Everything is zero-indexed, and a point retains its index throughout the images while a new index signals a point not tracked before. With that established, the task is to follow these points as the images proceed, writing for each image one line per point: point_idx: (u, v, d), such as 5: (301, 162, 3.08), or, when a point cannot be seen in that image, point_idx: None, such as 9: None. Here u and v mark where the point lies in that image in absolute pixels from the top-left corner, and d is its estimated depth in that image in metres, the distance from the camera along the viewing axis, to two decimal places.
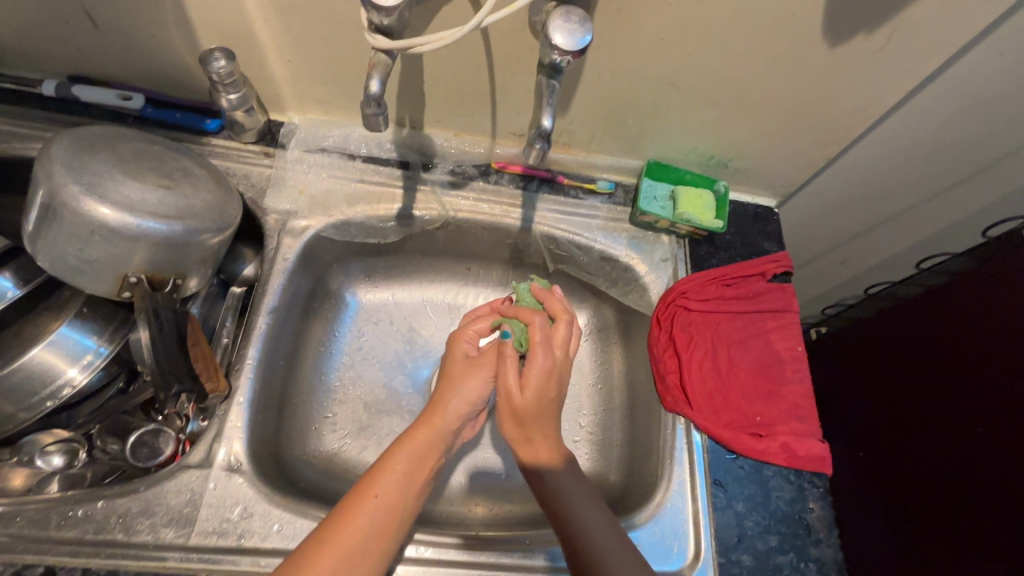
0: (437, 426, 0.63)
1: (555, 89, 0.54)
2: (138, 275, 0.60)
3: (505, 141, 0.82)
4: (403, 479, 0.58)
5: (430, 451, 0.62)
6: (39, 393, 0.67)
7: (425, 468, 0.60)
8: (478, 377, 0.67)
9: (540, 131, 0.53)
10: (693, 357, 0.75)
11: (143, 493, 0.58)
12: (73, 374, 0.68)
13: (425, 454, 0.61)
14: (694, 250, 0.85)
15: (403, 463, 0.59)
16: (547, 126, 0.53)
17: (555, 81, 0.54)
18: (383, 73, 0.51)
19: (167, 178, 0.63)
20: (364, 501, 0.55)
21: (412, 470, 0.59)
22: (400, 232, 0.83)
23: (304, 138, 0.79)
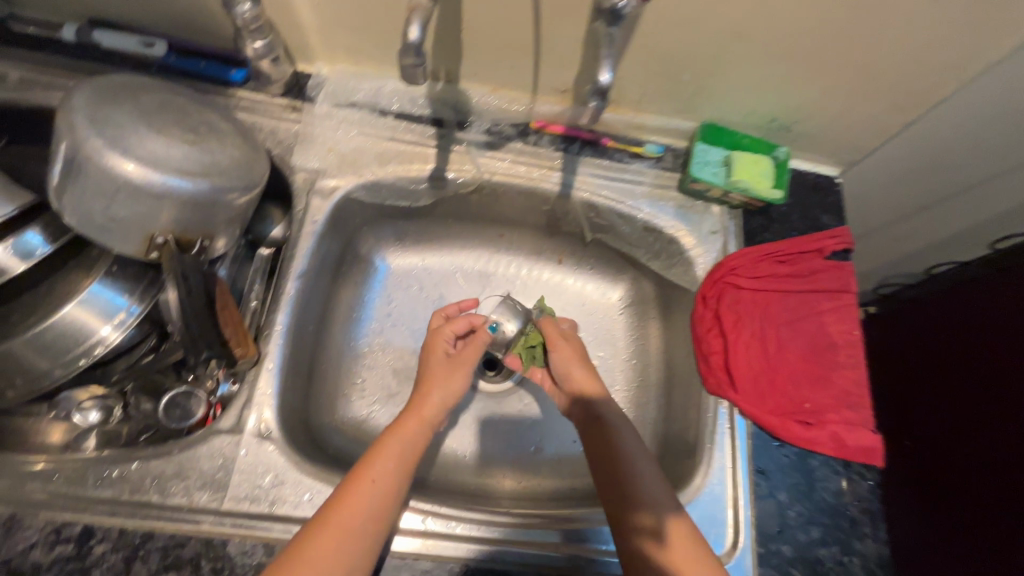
0: (427, 417, 0.63)
1: (615, 38, 0.47)
2: (165, 235, 0.58)
3: (547, 98, 0.75)
4: (392, 466, 0.57)
5: (417, 439, 0.61)
6: (74, 350, 0.66)
7: (414, 456, 0.59)
8: (457, 375, 0.67)
9: (597, 88, 0.48)
10: (740, 338, 0.71)
11: (177, 456, 0.58)
12: (106, 332, 0.67)
13: (413, 444, 0.60)
14: (747, 222, 0.78)
15: (392, 450, 0.58)
16: (604, 82, 0.48)
17: (616, 28, 0.47)
18: (424, 16, 0.45)
19: (192, 132, 0.59)
20: (359, 488, 0.54)
21: (402, 455, 0.58)
22: (432, 194, 0.79)
23: (333, 91, 0.75)
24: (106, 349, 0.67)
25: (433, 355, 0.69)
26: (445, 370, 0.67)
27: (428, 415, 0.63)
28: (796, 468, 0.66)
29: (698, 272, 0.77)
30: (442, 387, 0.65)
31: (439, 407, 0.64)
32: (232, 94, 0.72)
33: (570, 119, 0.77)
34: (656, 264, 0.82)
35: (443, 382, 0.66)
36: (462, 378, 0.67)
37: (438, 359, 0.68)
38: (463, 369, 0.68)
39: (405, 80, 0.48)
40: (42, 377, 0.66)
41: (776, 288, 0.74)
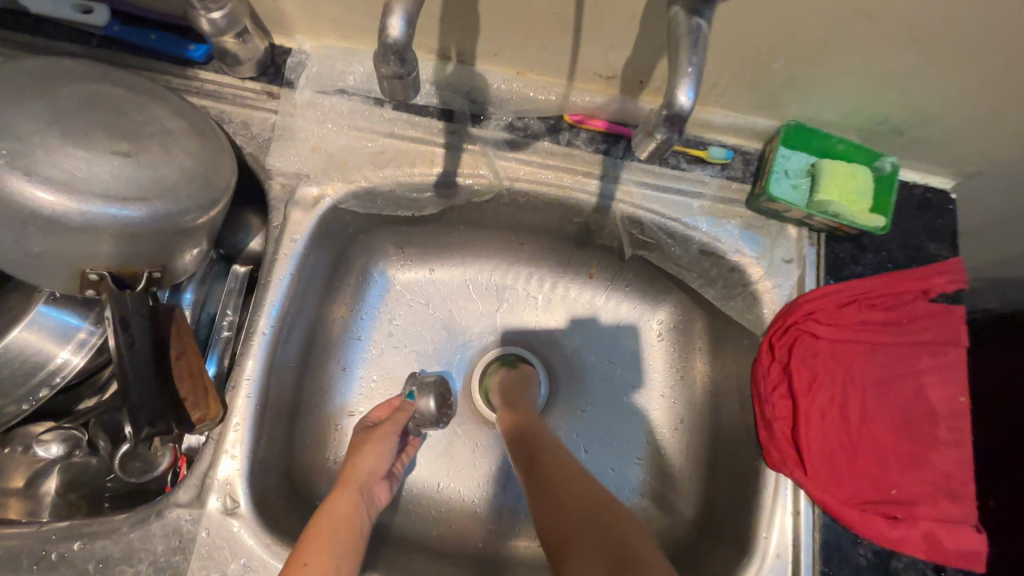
0: (351, 480, 0.56)
1: (701, 35, 0.36)
2: (100, 270, 0.46)
3: (585, 85, 0.59)
4: (327, 541, 0.50)
5: (348, 512, 0.53)
6: (31, 380, 0.56)
7: (348, 531, 0.52)
8: (374, 447, 0.58)
9: (670, 112, 0.36)
10: (813, 403, 0.58)
11: (127, 535, 0.49)
12: (68, 356, 0.57)
13: (343, 518, 0.52)
14: (831, 249, 0.63)
15: (328, 526, 0.51)
16: (682, 104, 0.36)
17: (702, 22, 0.36)
18: (410, 4, 0.34)
19: (128, 136, 0.46)
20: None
21: (336, 530, 0.51)
22: (439, 203, 0.64)
23: (318, 72, 0.60)
24: (69, 375, 0.57)
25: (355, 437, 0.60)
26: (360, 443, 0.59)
27: (352, 481, 0.56)
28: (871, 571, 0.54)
29: (764, 312, 0.62)
30: (358, 465, 0.57)
31: (366, 472, 0.57)
32: (193, 75, 0.58)
33: (614, 112, 0.61)
34: (713, 295, 0.66)
35: (359, 458, 0.57)
36: (379, 452, 0.58)
37: (360, 437, 0.59)
38: (382, 440, 0.58)
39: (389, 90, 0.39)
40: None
41: (864, 339, 0.59)
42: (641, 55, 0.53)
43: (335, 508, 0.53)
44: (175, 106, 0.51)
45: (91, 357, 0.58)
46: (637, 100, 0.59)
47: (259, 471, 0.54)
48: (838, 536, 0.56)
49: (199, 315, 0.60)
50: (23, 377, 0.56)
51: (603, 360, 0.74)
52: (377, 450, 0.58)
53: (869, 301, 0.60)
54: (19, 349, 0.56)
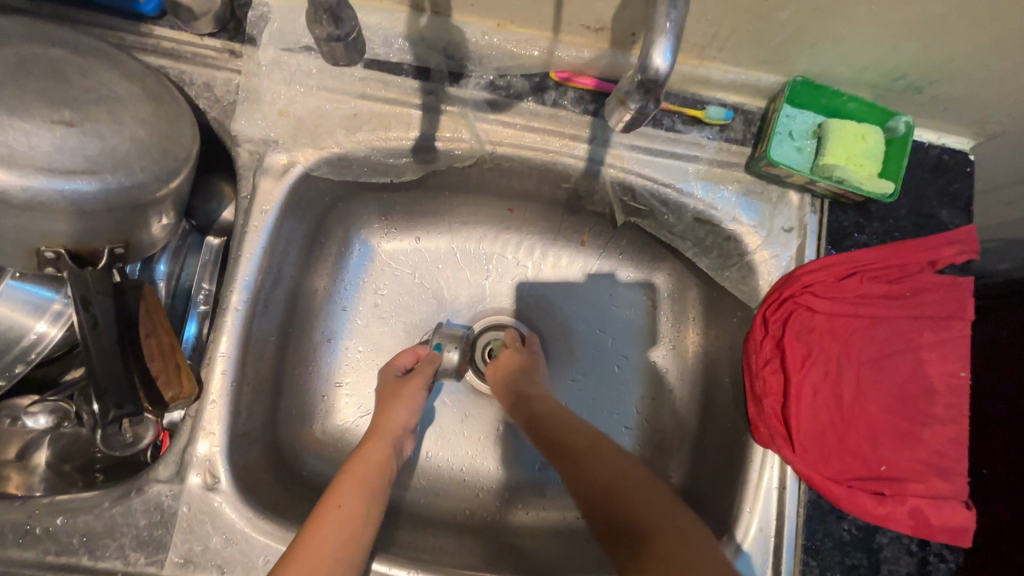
0: (384, 432, 0.57)
1: None
2: (56, 248, 0.44)
3: (573, 38, 0.54)
4: (364, 486, 0.52)
5: (380, 461, 0.55)
6: (8, 354, 0.55)
7: (381, 479, 0.53)
8: (405, 402, 0.59)
9: (646, 84, 0.33)
10: (806, 379, 0.56)
11: (109, 510, 0.49)
12: (43, 328, 0.55)
13: (372, 469, 0.53)
14: (834, 217, 0.59)
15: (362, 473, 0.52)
16: (658, 71, 0.33)
17: None
18: None
19: (72, 104, 0.42)
20: (333, 517, 0.48)
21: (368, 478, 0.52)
22: (419, 169, 0.60)
23: (280, 28, 0.55)
24: (46, 348, 0.55)
25: (385, 382, 0.62)
26: (387, 397, 0.60)
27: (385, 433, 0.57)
28: (855, 547, 0.54)
29: (759, 283, 0.59)
30: (390, 419, 0.58)
31: (397, 427, 0.58)
32: (148, 33, 0.54)
33: (604, 68, 0.56)
34: (707, 265, 0.63)
35: (391, 413, 0.59)
36: (409, 407, 0.59)
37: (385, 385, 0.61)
38: (413, 396, 0.60)
39: (328, 55, 0.41)
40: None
41: (864, 313, 0.56)
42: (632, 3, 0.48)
43: (365, 456, 0.54)
44: (126, 68, 0.47)
45: (68, 328, 0.56)
46: (629, 54, 0.54)
47: (239, 446, 0.53)
48: (823, 511, 0.55)
49: (174, 288, 0.59)
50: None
51: (594, 330, 0.73)
52: (405, 403, 0.59)
53: (872, 273, 0.57)
54: None
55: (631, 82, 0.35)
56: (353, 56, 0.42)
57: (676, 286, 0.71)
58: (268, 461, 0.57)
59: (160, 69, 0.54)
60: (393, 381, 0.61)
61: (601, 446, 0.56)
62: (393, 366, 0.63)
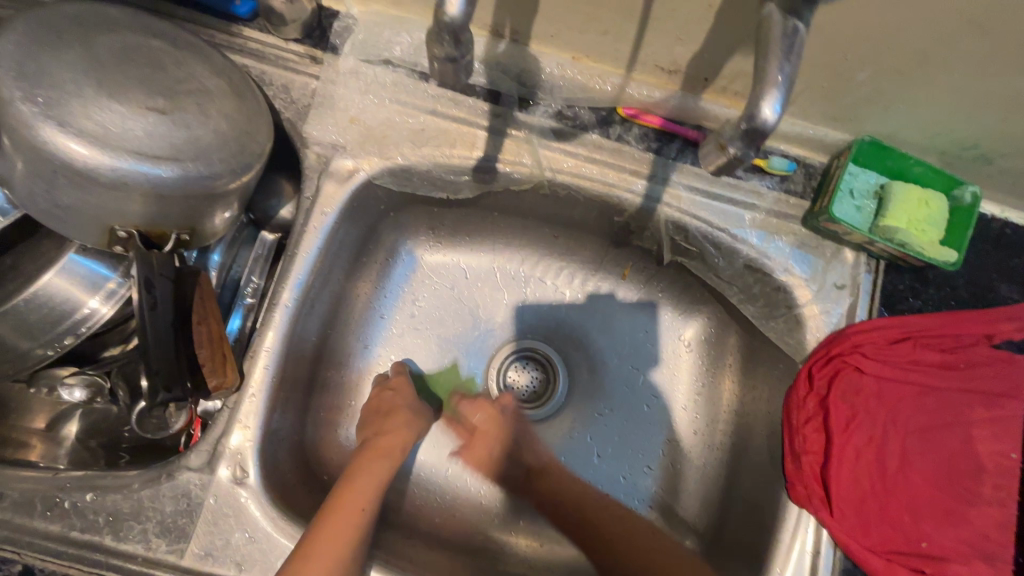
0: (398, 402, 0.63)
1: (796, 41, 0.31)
2: (129, 229, 0.45)
3: (646, 78, 0.55)
4: (372, 486, 0.55)
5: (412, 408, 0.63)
6: (58, 327, 0.56)
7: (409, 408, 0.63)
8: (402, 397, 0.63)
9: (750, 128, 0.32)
10: (850, 443, 0.54)
11: (137, 492, 0.49)
12: (95, 305, 0.56)
13: (377, 476, 0.56)
14: (889, 280, 0.58)
15: (367, 475, 0.55)
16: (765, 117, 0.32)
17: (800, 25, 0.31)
18: None
19: (165, 93, 0.44)
20: (341, 512, 0.51)
21: (374, 480, 0.56)
22: (477, 188, 0.61)
23: (363, 40, 0.57)
24: (95, 324, 0.56)
25: (401, 396, 0.63)
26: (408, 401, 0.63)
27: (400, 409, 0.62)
28: None
29: (807, 338, 0.58)
30: (398, 404, 0.62)
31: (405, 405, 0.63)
32: (238, 33, 0.57)
33: (672, 109, 0.57)
34: (753, 313, 0.63)
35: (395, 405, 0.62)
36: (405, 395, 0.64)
37: (386, 402, 0.62)
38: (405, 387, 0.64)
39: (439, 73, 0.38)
40: (21, 356, 0.55)
41: (914, 380, 0.55)
42: (710, 50, 0.49)
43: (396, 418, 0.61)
44: (215, 63, 0.49)
45: (118, 306, 0.57)
46: (698, 98, 0.55)
47: (270, 442, 0.53)
48: None
49: (224, 278, 0.60)
50: (52, 324, 0.55)
51: (628, 365, 0.73)
52: (416, 407, 0.63)
53: (924, 340, 0.55)
54: (48, 297, 0.56)
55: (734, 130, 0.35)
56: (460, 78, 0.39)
57: (712, 332, 0.71)
58: (293, 461, 0.57)
59: (245, 68, 0.56)
60: (405, 399, 0.63)
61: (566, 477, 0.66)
62: (391, 386, 0.64)
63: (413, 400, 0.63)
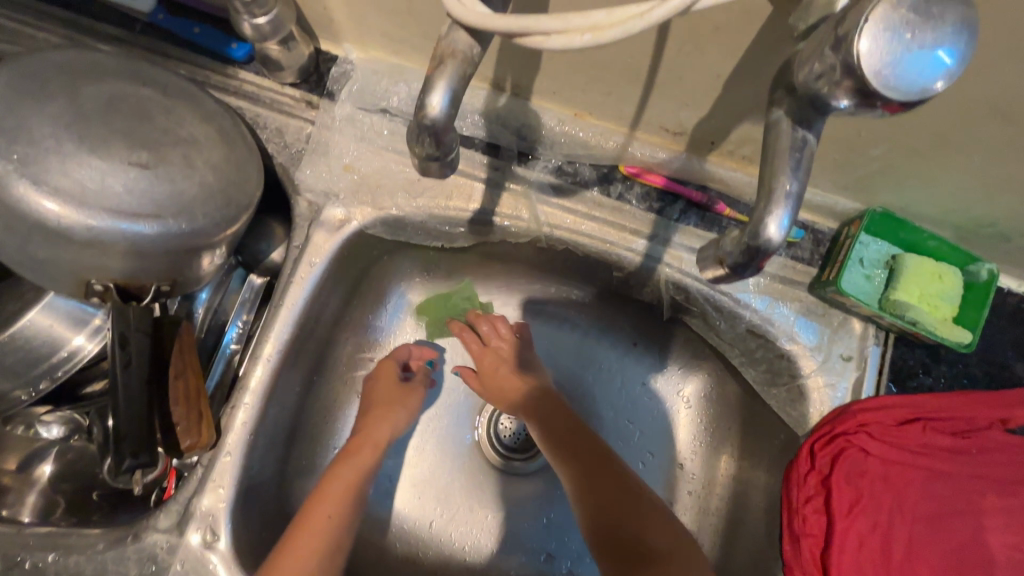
0: (383, 387, 0.63)
1: (806, 151, 0.29)
2: (105, 282, 0.44)
3: (649, 136, 0.54)
4: (345, 493, 0.54)
5: (392, 393, 0.63)
6: (39, 367, 0.54)
7: (393, 393, 0.63)
8: (386, 381, 0.63)
9: (758, 245, 0.29)
10: (853, 529, 0.51)
11: (103, 554, 0.47)
12: (80, 343, 0.55)
13: (344, 482, 0.55)
14: (899, 353, 0.55)
15: (337, 479, 0.55)
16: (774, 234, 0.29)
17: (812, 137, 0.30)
18: (456, 81, 0.31)
19: (149, 147, 0.43)
20: (307, 529, 0.50)
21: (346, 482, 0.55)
22: (472, 238, 0.60)
23: (360, 88, 0.55)
24: (77, 364, 0.54)
25: (384, 380, 0.63)
26: (392, 385, 0.63)
27: (381, 399, 0.62)
28: None
29: (809, 410, 0.56)
30: (378, 391, 0.63)
31: (388, 386, 0.63)
32: (233, 74, 0.55)
33: (676, 169, 0.55)
34: (755, 376, 0.61)
35: (377, 390, 0.63)
36: (389, 373, 0.64)
37: (371, 389, 0.63)
38: (388, 370, 0.64)
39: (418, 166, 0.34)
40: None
41: (922, 465, 0.52)
42: (718, 117, 0.48)
43: (383, 408, 0.61)
44: (204, 109, 0.48)
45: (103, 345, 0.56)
46: (704, 160, 0.54)
47: (244, 501, 0.51)
48: None
49: (210, 322, 0.58)
50: (31, 364, 0.54)
51: (623, 419, 0.70)
52: (399, 389, 0.63)
53: (935, 422, 0.52)
54: (28, 336, 0.54)
55: (733, 244, 0.31)
56: (447, 171, 0.36)
57: (712, 391, 0.68)
58: (269, 518, 0.55)
59: (238, 111, 0.55)
60: (388, 381, 0.63)
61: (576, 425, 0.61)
62: (373, 372, 0.64)
63: (394, 386, 0.63)
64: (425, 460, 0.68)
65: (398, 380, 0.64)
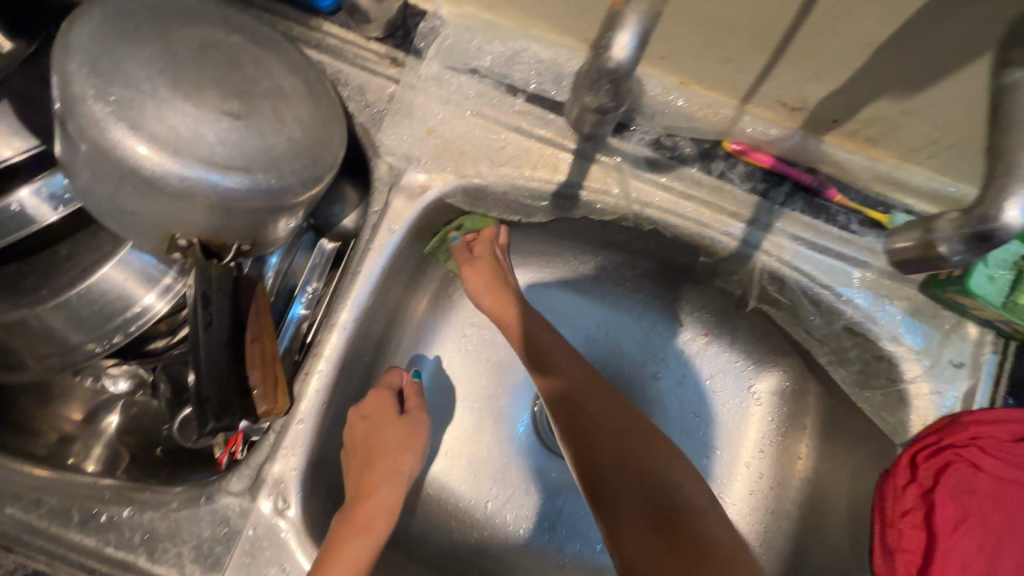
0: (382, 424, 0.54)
1: None
2: (189, 237, 0.42)
3: (760, 111, 0.50)
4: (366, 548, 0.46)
5: (407, 432, 0.56)
6: (111, 322, 0.53)
7: (399, 433, 0.55)
8: (386, 418, 0.54)
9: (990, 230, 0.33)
10: (957, 549, 0.47)
11: (175, 512, 0.46)
12: (151, 301, 0.53)
13: (370, 534, 0.48)
14: (1018, 364, 0.51)
15: (358, 532, 0.47)
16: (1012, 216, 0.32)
17: None
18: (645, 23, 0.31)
19: (240, 95, 0.41)
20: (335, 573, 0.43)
21: (368, 535, 0.47)
22: (552, 214, 0.56)
23: (450, 46, 0.52)
24: (148, 322, 0.53)
25: (378, 414, 0.54)
26: (388, 424, 0.54)
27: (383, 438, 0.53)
28: None
29: (910, 418, 0.51)
30: (376, 432, 0.53)
31: (382, 424, 0.54)
32: (316, 26, 0.53)
33: (785, 149, 0.51)
34: (844, 377, 0.57)
35: (377, 432, 0.53)
36: (382, 403, 0.55)
37: (365, 429, 0.54)
38: (380, 400, 0.55)
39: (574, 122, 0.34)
40: (71, 350, 0.52)
41: None
42: (851, 88, 0.44)
43: (394, 448, 0.54)
44: (291, 61, 0.45)
45: (174, 303, 0.54)
46: (819, 140, 0.50)
47: (313, 470, 0.50)
48: None
49: (279, 284, 0.56)
50: (104, 319, 0.52)
51: (689, 412, 0.66)
52: (401, 425, 0.55)
53: None
54: (101, 291, 0.53)
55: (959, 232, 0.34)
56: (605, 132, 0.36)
57: (789, 388, 0.64)
58: (333, 488, 0.54)
59: (320, 65, 0.52)
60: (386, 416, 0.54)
61: (598, 400, 0.52)
62: (367, 413, 0.54)
63: (393, 416, 0.55)
64: (483, 441, 0.66)
65: (394, 411, 0.55)
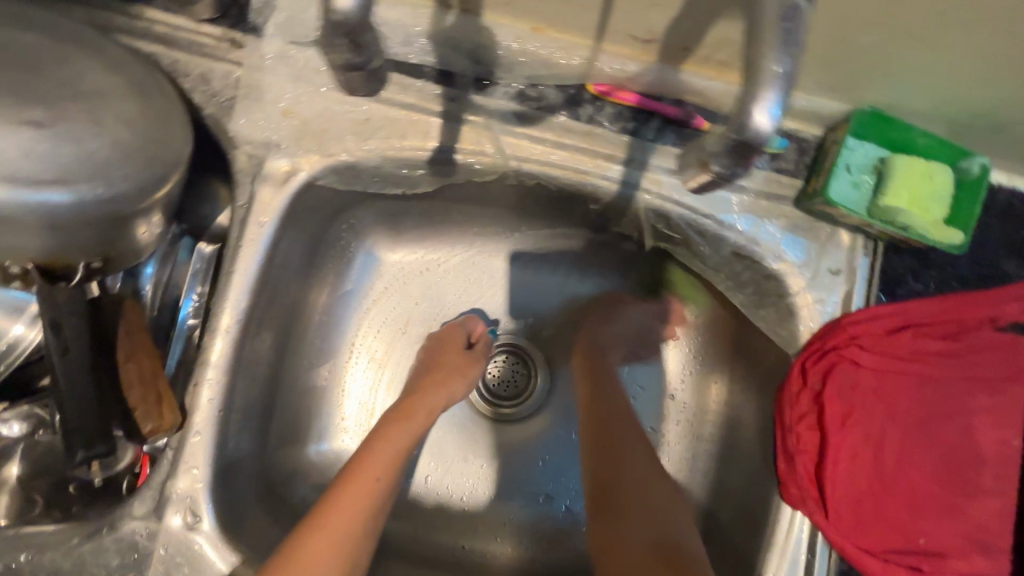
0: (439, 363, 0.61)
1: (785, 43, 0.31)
2: (21, 265, 0.40)
3: (614, 48, 0.49)
4: (366, 491, 0.49)
5: (462, 363, 0.62)
6: None
7: (452, 370, 0.61)
8: (452, 364, 0.61)
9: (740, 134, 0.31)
10: (846, 442, 0.51)
11: (79, 548, 0.45)
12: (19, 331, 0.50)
13: (376, 476, 0.50)
14: (888, 262, 0.54)
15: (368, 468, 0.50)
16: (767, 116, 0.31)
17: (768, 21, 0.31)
18: None
19: (42, 101, 0.37)
20: (333, 517, 0.47)
21: (379, 468, 0.51)
22: (435, 181, 0.55)
23: (289, 18, 0.49)
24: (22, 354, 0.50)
25: (449, 346, 0.63)
26: (457, 361, 0.61)
27: (439, 368, 0.61)
28: None
29: (799, 329, 0.53)
30: (444, 369, 0.60)
31: (446, 353, 0.62)
32: (140, 14, 0.48)
33: (648, 84, 0.51)
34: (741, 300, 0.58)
35: (434, 373, 0.60)
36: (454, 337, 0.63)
37: (437, 356, 0.62)
38: (454, 341, 0.63)
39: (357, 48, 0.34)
40: None
41: (913, 371, 0.51)
42: (690, 15, 0.44)
43: (439, 381, 0.59)
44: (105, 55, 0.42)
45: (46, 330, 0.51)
46: (678, 70, 0.49)
47: (224, 478, 0.49)
48: None
49: (163, 295, 0.53)
50: None
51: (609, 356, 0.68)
52: (460, 360, 0.62)
53: (924, 330, 0.52)
54: None
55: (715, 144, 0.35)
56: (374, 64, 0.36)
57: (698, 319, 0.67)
58: (254, 492, 0.53)
59: (152, 57, 0.48)
60: (452, 350, 0.62)
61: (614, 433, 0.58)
62: (440, 338, 0.63)
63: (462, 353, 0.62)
64: None
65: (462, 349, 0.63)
